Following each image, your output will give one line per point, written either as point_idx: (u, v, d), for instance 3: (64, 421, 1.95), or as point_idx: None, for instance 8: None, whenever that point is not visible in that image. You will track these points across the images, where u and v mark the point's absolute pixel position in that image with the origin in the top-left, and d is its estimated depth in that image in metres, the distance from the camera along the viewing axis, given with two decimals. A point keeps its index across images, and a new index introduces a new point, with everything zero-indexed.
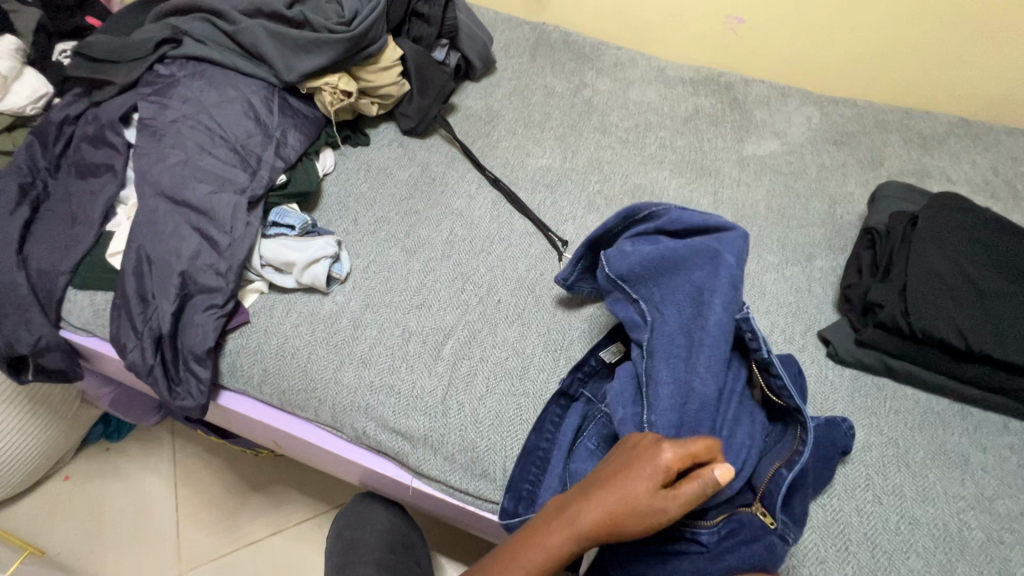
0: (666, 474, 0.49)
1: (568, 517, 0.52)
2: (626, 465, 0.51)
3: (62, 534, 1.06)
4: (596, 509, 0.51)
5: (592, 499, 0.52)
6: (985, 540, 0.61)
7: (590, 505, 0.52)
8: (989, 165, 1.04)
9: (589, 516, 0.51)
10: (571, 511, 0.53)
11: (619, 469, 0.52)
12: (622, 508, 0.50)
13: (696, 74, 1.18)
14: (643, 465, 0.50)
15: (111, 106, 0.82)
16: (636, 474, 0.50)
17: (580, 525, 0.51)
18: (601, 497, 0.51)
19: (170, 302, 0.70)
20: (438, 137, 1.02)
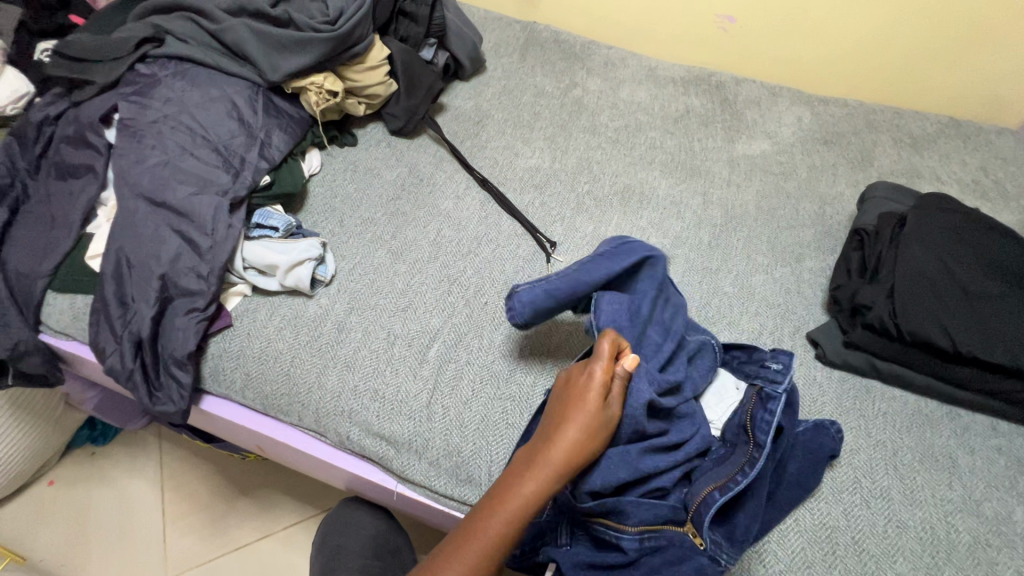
0: (602, 382, 0.55)
1: (537, 461, 0.53)
2: (562, 412, 0.55)
3: (45, 540, 1.05)
4: (544, 467, 0.53)
5: (535, 460, 0.53)
6: (972, 543, 0.61)
7: (534, 467, 0.53)
8: (978, 165, 1.04)
9: (537, 481, 0.52)
10: (518, 482, 0.52)
11: (554, 418, 0.55)
12: (567, 457, 0.53)
13: (686, 74, 1.18)
14: (580, 405, 0.54)
15: (91, 106, 0.81)
16: (580, 395, 0.55)
17: (529, 491, 0.52)
18: (544, 454, 0.53)
19: (150, 305, 0.68)
20: (426, 137, 1.01)
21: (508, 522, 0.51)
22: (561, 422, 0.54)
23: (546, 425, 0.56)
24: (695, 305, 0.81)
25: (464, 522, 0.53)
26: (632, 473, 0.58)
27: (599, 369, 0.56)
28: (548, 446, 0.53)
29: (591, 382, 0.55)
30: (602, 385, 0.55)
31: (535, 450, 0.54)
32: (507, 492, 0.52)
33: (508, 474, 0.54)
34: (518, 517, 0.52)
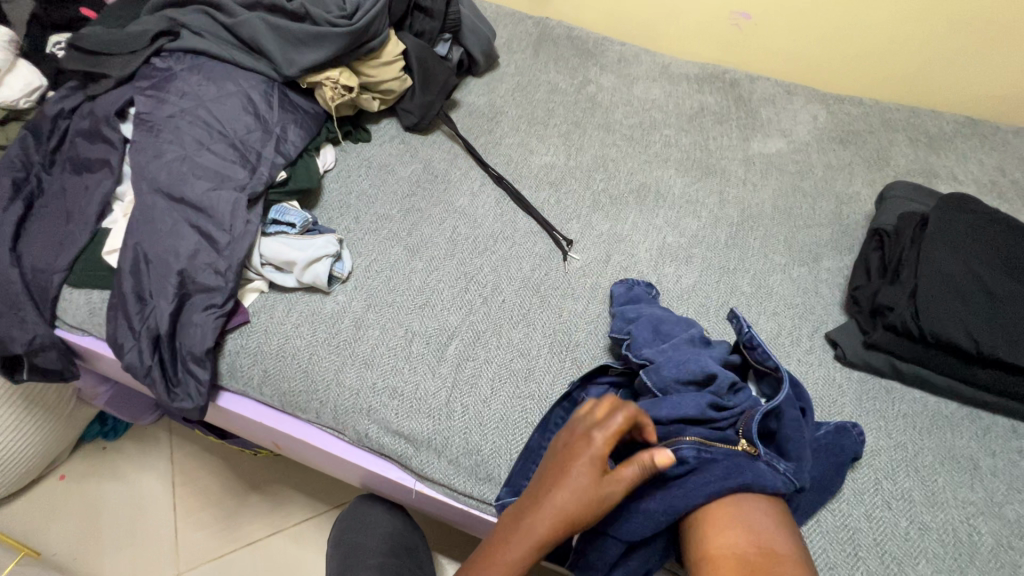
0: (600, 459, 0.52)
1: (524, 530, 0.51)
2: (554, 479, 0.53)
3: (56, 534, 1.05)
4: (530, 541, 0.51)
5: (521, 532, 0.52)
6: (994, 545, 0.61)
7: (520, 541, 0.51)
8: (996, 165, 1.04)
9: (521, 554, 0.51)
10: (504, 549, 0.51)
11: (540, 488, 0.53)
12: (556, 533, 0.51)
13: (700, 71, 1.17)
14: (570, 476, 0.52)
15: (107, 100, 0.80)
16: (576, 467, 0.52)
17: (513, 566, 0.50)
18: (529, 527, 0.51)
19: (168, 301, 0.68)
20: (440, 133, 1.00)
21: None
22: (551, 496, 0.52)
23: (535, 495, 0.53)
24: (712, 305, 0.80)
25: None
26: (700, 411, 0.60)
27: (597, 439, 0.53)
28: (535, 520, 0.51)
29: (586, 452, 0.53)
30: (598, 458, 0.52)
31: (520, 520, 0.52)
32: (487, 562, 0.51)
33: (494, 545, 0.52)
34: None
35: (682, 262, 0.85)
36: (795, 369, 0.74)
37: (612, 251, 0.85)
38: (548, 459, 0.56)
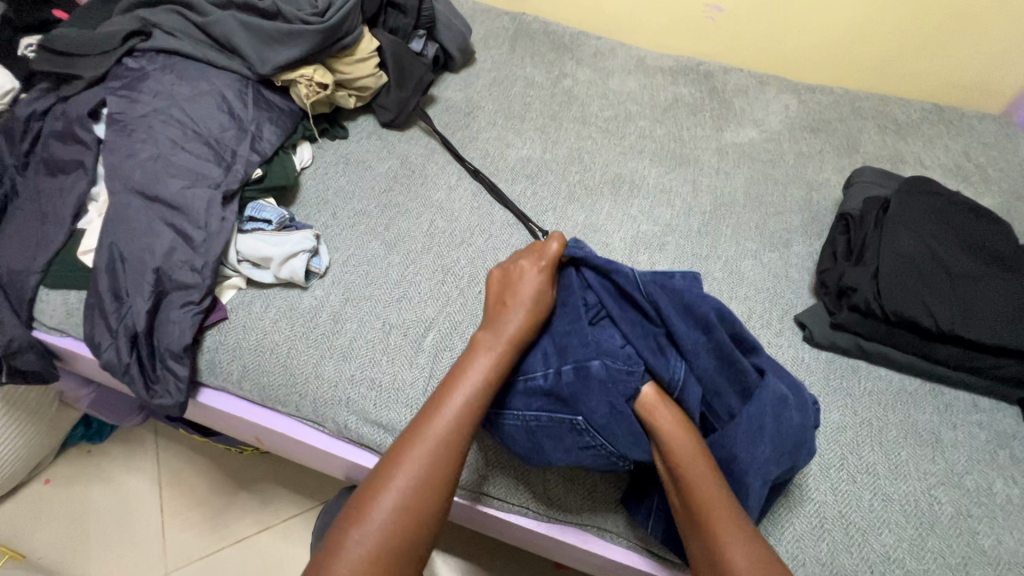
0: (542, 272, 0.66)
1: (495, 338, 0.61)
2: (508, 298, 0.64)
3: (43, 538, 1.04)
4: (489, 359, 0.60)
5: (478, 355, 0.60)
6: (954, 514, 0.63)
7: (479, 362, 0.60)
8: (961, 150, 1.06)
9: (485, 373, 0.59)
10: (481, 356, 0.60)
11: (491, 322, 0.63)
12: (522, 336, 0.62)
13: (675, 64, 1.19)
14: (516, 303, 0.64)
15: (80, 100, 0.80)
16: (526, 281, 0.65)
17: (479, 382, 0.58)
18: (486, 350, 0.60)
19: (145, 299, 0.68)
20: (417, 129, 1.01)
21: (473, 391, 0.57)
22: (511, 308, 0.64)
23: (488, 327, 0.63)
24: None
25: (411, 426, 0.56)
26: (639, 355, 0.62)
27: (535, 272, 0.66)
28: (505, 327, 0.62)
29: (525, 283, 0.65)
30: (541, 273, 0.66)
31: (476, 349, 0.61)
32: (467, 371, 0.59)
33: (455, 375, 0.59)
34: (473, 405, 0.57)
35: (656, 250, 0.87)
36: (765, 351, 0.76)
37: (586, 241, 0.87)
38: (488, 307, 0.66)
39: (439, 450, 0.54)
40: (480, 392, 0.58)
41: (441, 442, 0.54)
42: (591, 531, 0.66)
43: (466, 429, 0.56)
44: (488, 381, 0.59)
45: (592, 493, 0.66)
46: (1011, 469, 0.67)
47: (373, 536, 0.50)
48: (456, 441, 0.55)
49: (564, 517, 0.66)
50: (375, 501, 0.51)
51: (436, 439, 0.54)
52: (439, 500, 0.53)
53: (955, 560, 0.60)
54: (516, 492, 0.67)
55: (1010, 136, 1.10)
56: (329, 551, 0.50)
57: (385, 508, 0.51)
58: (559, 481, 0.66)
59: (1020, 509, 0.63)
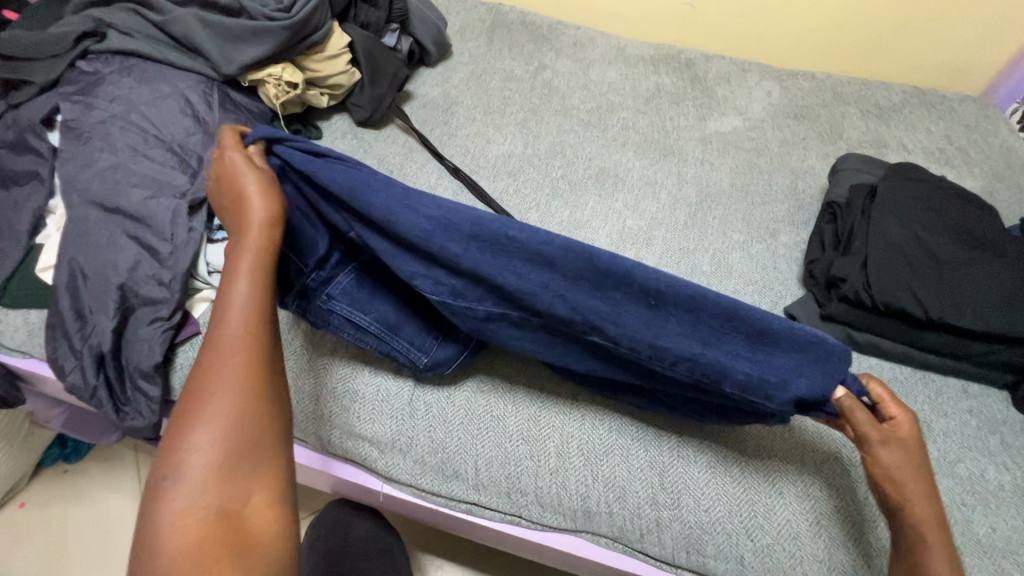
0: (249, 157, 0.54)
1: (244, 243, 0.50)
2: (234, 198, 0.52)
3: (19, 564, 1.00)
4: (259, 239, 0.50)
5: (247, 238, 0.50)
6: (948, 503, 0.63)
7: (241, 266, 0.49)
8: (943, 133, 1.06)
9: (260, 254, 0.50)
10: (244, 263, 0.49)
11: (236, 206, 0.52)
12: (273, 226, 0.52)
13: (656, 52, 1.17)
14: (250, 179, 0.52)
15: (31, 108, 0.75)
16: (240, 171, 0.53)
17: (258, 264, 0.50)
18: (252, 232, 0.50)
19: (110, 318, 0.65)
20: (394, 127, 0.98)
21: (251, 300, 0.48)
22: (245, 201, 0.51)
23: (232, 237, 0.52)
24: None
25: (195, 369, 0.46)
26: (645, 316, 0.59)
27: (240, 154, 0.54)
28: (243, 229, 0.51)
29: (243, 169, 0.53)
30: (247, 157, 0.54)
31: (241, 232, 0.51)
32: (231, 285, 0.48)
33: (228, 267, 0.49)
34: (260, 303, 0.49)
35: (642, 245, 0.85)
36: None
37: (572, 238, 0.85)
38: (224, 202, 0.54)
39: (240, 343, 0.46)
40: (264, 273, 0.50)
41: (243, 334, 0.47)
42: (586, 536, 0.65)
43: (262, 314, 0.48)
44: (263, 288, 0.49)
45: (583, 500, 0.63)
46: (1002, 455, 0.67)
47: (205, 452, 0.42)
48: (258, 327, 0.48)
49: (560, 524, 0.64)
50: (194, 417, 0.43)
51: (234, 332, 0.46)
52: (269, 387, 0.46)
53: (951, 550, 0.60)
54: (507, 501, 0.65)
55: (989, 117, 1.10)
56: (158, 486, 0.41)
57: (205, 434, 0.43)
58: (550, 490, 0.64)
59: (1012, 495, 0.63)
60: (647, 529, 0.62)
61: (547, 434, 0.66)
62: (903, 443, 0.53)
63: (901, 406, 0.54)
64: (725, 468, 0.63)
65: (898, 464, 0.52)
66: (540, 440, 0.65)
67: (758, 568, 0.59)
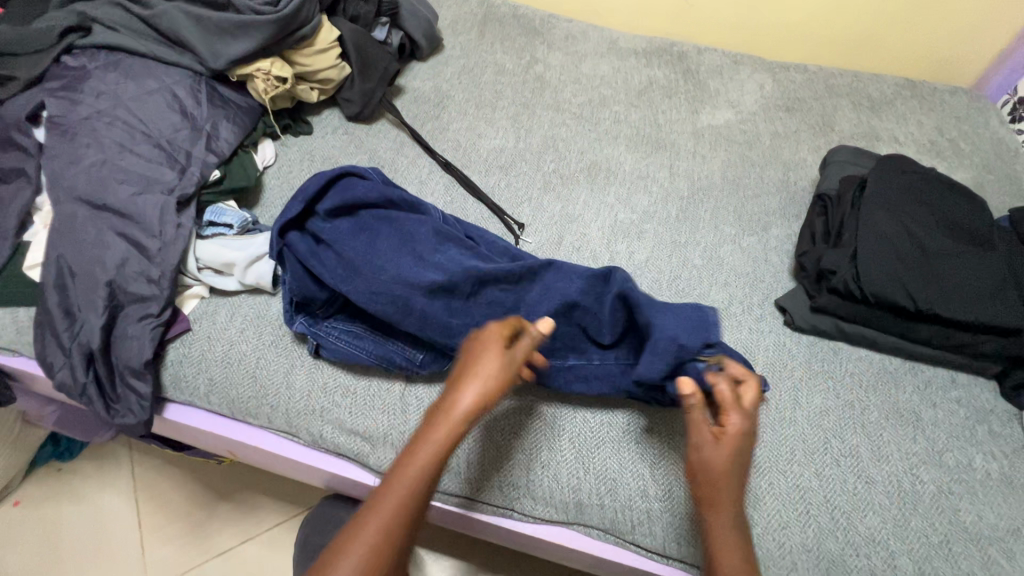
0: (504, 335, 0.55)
1: (450, 408, 0.52)
2: (476, 356, 0.53)
3: (14, 563, 1.00)
4: (458, 417, 0.51)
5: (453, 411, 0.51)
6: (936, 492, 0.63)
7: (435, 432, 0.51)
8: (934, 125, 1.06)
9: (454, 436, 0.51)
10: (434, 427, 0.51)
11: (469, 364, 0.53)
12: (475, 410, 0.52)
13: (648, 45, 1.16)
14: (491, 366, 0.53)
15: (16, 104, 0.74)
16: (486, 352, 0.53)
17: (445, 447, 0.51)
18: (456, 407, 0.51)
19: (98, 315, 0.65)
20: (385, 121, 0.97)
21: (429, 459, 0.50)
22: (477, 365, 0.53)
23: (450, 388, 0.53)
24: (665, 279, 0.81)
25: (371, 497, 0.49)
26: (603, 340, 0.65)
27: (501, 343, 0.54)
28: (451, 396, 0.52)
29: (493, 350, 0.53)
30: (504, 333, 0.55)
31: (454, 398, 0.52)
32: (421, 442, 0.50)
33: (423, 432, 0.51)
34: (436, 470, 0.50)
35: (634, 239, 0.85)
36: (746, 338, 0.75)
37: (564, 232, 0.85)
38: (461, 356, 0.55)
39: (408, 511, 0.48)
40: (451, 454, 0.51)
41: (414, 499, 0.49)
42: (579, 528, 0.65)
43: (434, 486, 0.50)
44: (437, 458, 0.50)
45: (574, 492, 0.63)
46: (989, 444, 0.67)
47: None
48: (428, 496, 0.50)
49: (552, 518, 0.64)
50: (347, 549, 0.46)
51: (407, 491, 0.49)
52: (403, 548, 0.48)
53: (938, 539, 0.60)
54: (501, 496, 0.65)
55: (980, 109, 1.10)
56: None
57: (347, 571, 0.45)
58: (541, 483, 0.64)
59: (998, 484, 0.64)
60: (639, 521, 0.62)
61: (538, 427, 0.66)
62: (718, 445, 0.53)
63: (738, 414, 0.54)
64: None
65: (710, 466, 0.53)
66: (532, 433, 0.66)
67: None
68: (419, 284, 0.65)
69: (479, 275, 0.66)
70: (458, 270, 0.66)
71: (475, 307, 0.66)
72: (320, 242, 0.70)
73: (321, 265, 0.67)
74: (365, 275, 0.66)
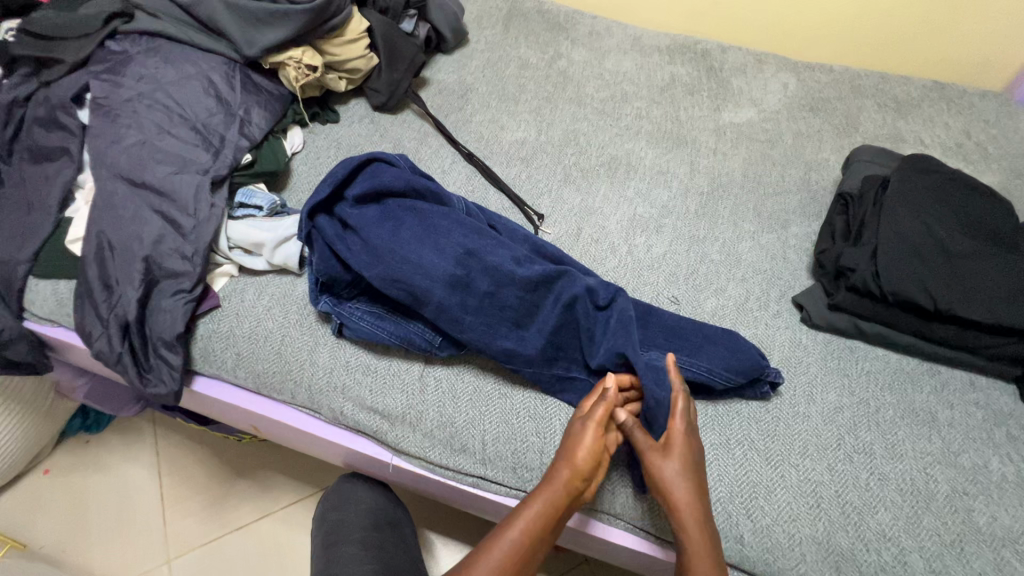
0: (602, 416, 0.60)
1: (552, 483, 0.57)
2: (574, 437, 0.60)
3: (44, 528, 1.05)
4: (560, 490, 0.57)
5: (559, 480, 0.57)
6: (950, 492, 0.63)
7: (535, 503, 0.56)
8: (962, 128, 1.05)
9: (555, 501, 0.56)
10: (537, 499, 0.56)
11: (568, 442, 0.60)
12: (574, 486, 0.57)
13: (672, 43, 1.17)
14: (588, 445, 0.58)
15: (62, 85, 0.78)
16: (585, 432, 0.59)
17: (547, 511, 0.56)
18: (559, 480, 0.57)
19: (135, 288, 0.68)
20: (409, 112, 0.99)
21: (529, 530, 0.55)
22: (576, 446, 0.59)
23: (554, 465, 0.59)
24: (682, 273, 0.81)
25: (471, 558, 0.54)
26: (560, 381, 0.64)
27: (597, 418, 0.60)
28: (555, 471, 0.58)
29: (593, 424, 0.60)
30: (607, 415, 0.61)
31: (556, 473, 0.58)
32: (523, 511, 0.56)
33: (529, 499, 0.57)
34: (535, 539, 0.55)
35: (652, 233, 0.86)
36: (762, 333, 0.76)
37: (582, 225, 0.86)
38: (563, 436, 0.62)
39: (520, 565, 0.54)
40: (553, 523, 0.56)
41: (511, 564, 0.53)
42: (589, 513, 0.66)
43: (540, 544, 0.55)
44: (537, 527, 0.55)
45: None
46: (1007, 447, 0.67)
47: None
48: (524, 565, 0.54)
49: None
50: None
51: (511, 550, 0.54)
52: None
53: (950, 538, 0.60)
54: (515, 477, 0.66)
55: (1011, 113, 1.09)
56: None
57: None
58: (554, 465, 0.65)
59: (1015, 486, 0.64)
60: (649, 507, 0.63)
61: (553, 409, 0.68)
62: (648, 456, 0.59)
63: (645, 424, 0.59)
64: (728, 451, 0.65)
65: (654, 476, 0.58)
66: (546, 418, 0.67)
67: (756, 548, 0.60)
68: (440, 273, 0.66)
69: (499, 272, 0.68)
70: (478, 264, 0.68)
71: (493, 299, 0.67)
72: (347, 227, 0.72)
73: (347, 249, 0.69)
74: (388, 260, 0.68)
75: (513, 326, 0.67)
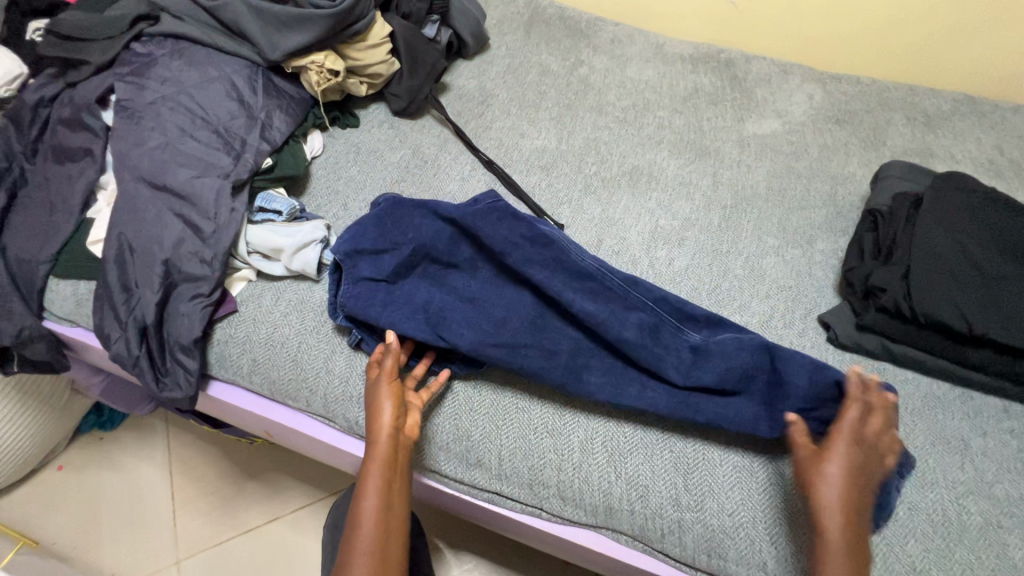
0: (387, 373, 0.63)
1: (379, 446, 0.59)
2: (372, 400, 0.62)
3: (57, 524, 1.05)
4: (388, 446, 0.59)
5: (380, 439, 0.59)
6: (984, 524, 0.61)
7: (372, 471, 0.58)
8: (994, 144, 1.02)
9: (388, 459, 0.59)
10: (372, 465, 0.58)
11: (370, 409, 0.62)
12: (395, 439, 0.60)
13: (695, 51, 1.15)
14: (388, 400, 0.61)
15: (88, 87, 0.78)
16: (381, 393, 0.62)
17: (384, 470, 0.58)
18: (381, 439, 0.59)
19: (154, 291, 0.67)
20: (429, 117, 0.99)
21: (378, 493, 0.57)
22: (377, 407, 0.61)
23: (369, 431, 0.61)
24: (704, 288, 0.80)
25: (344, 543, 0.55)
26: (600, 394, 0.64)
27: (383, 376, 0.63)
28: (371, 436, 0.60)
29: (381, 381, 0.63)
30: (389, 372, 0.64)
31: (374, 436, 0.60)
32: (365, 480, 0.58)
33: (364, 471, 0.58)
34: (388, 498, 0.57)
35: (673, 246, 0.84)
36: None
37: (602, 236, 0.85)
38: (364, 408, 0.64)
39: (383, 527, 0.56)
40: (395, 477, 0.59)
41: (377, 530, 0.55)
42: (607, 533, 0.65)
43: (393, 508, 0.58)
44: (384, 486, 0.57)
45: (606, 495, 0.63)
46: None
47: None
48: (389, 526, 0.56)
49: (580, 519, 0.64)
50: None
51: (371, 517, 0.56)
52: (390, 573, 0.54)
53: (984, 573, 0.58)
54: (531, 494, 0.65)
55: None
56: None
57: None
58: (572, 483, 0.64)
59: None
60: (669, 530, 0.62)
61: (573, 424, 0.66)
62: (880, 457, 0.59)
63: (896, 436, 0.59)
64: (750, 473, 0.63)
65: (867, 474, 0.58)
66: (563, 434, 0.66)
67: None
68: None
69: None
70: None
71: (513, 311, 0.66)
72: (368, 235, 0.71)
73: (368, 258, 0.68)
74: None
75: (532, 340, 0.66)
